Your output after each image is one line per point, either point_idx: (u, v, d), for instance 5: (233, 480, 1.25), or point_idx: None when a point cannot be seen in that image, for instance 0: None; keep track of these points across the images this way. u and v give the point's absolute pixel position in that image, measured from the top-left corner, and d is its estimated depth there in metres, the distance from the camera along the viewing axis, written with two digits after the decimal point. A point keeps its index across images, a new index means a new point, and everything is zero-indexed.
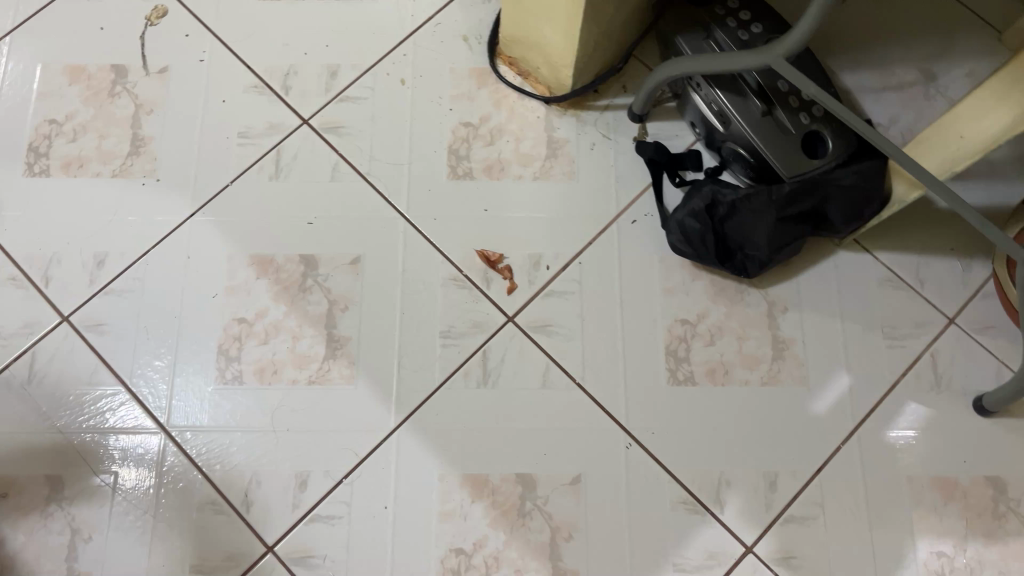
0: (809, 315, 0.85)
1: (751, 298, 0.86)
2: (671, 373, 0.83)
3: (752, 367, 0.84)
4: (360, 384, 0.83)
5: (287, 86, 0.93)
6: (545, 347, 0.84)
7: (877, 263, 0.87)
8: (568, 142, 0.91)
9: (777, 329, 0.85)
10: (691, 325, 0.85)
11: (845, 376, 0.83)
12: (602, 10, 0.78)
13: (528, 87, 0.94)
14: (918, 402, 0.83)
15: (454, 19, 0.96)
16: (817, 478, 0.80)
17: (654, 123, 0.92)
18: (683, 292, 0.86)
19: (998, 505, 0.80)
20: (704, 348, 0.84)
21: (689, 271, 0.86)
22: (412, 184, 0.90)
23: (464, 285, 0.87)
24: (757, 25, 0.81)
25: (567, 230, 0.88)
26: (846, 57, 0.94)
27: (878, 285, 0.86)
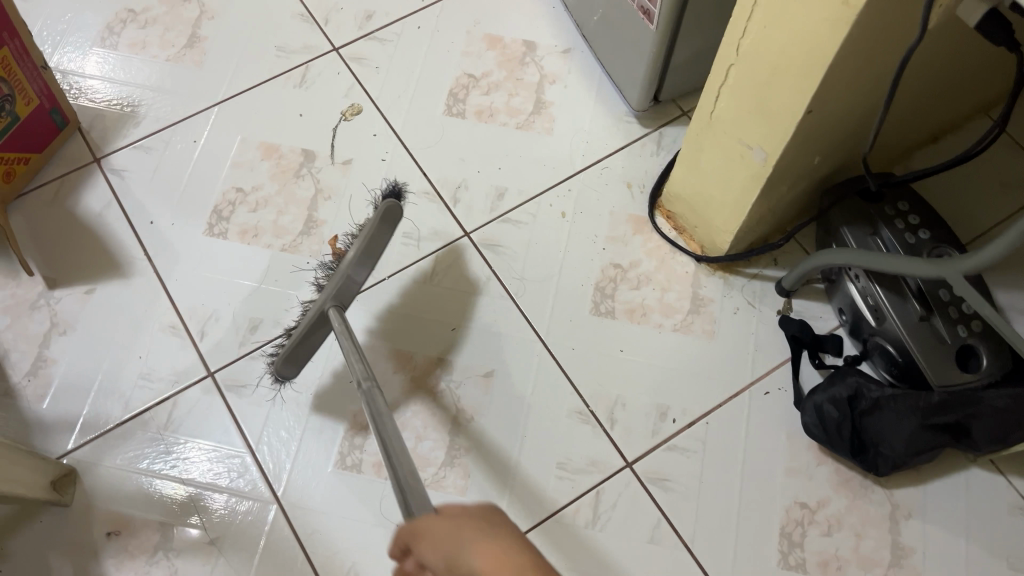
0: (933, 528, 0.83)
1: (875, 496, 0.84)
2: (783, 556, 0.82)
3: (867, 568, 0.81)
4: (472, 498, 0.84)
5: (456, 198, 0.98)
6: (659, 500, 0.84)
7: (1011, 488, 0.85)
8: (712, 302, 0.94)
9: (898, 535, 0.83)
10: (809, 510, 0.84)
11: None
12: (777, 187, 0.81)
13: (681, 242, 0.97)
14: None
15: (623, 165, 1.01)
16: None
17: (800, 301, 0.93)
18: (806, 475, 0.85)
19: None
20: (820, 538, 0.82)
21: (815, 454, 0.86)
22: (555, 312, 0.93)
23: (589, 422, 0.88)
24: (925, 231, 0.83)
25: (699, 388, 0.89)
26: (1001, 275, 0.95)
27: (1009, 511, 0.84)
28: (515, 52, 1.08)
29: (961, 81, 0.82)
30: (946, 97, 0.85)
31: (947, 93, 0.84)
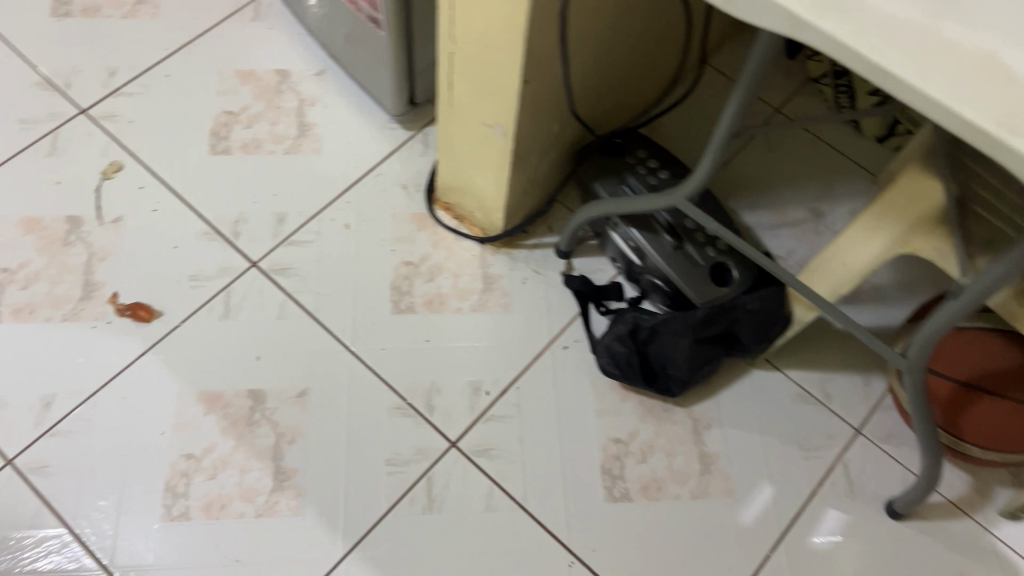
0: (730, 431, 0.92)
1: (677, 416, 0.93)
2: (608, 491, 0.88)
3: (682, 481, 0.89)
4: (309, 515, 0.85)
5: (237, 232, 0.99)
6: (487, 470, 0.88)
7: (787, 380, 0.95)
8: (502, 278, 0.99)
9: (703, 445, 0.91)
10: (623, 444, 0.90)
11: (767, 486, 0.89)
12: (527, 158, 0.88)
13: (463, 229, 1.02)
14: (835, 508, 0.89)
15: (395, 169, 1.05)
16: None
17: (580, 259, 1.01)
18: (615, 413, 0.92)
19: None
20: (637, 466, 0.89)
21: (619, 393, 0.93)
22: (356, 319, 0.95)
23: (408, 414, 0.90)
24: (665, 172, 0.92)
25: (505, 358, 0.94)
26: (745, 198, 1.06)
27: (790, 400, 0.94)
28: (269, 82, 1.10)
29: (662, 40, 0.94)
30: (654, 56, 0.96)
31: (654, 53, 0.95)
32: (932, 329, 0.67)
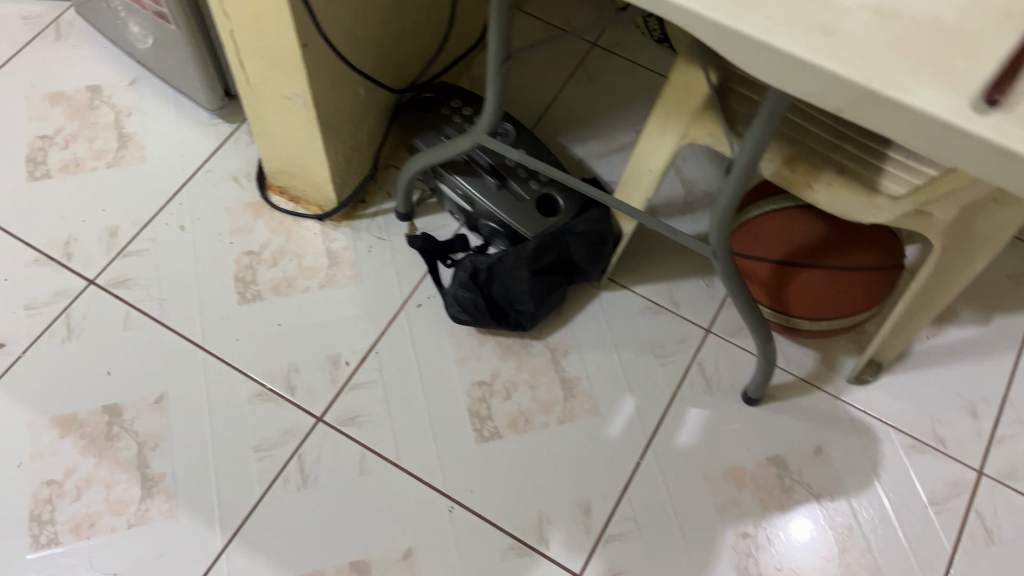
0: (588, 353, 0.95)
1: (535, 349, 0.95)
2: (478, 432, 0.90)
3: (548, 409, 0.91)
4: (183, 515, 0.84)
5: (69, 253, 0.97)
6: (356, 437, 0.89)
7: (635, 295, 0.99)
8: (346, 250, 0.99)
9: (564, 371, 0.94)
10: (487, 385, 0.92)
11: (630, 398, 0.93)
12: (339, 124, 0.90)
13: (301, 210, 1.02)
14: (696, 405, 0.92)
15: (223, 164, 1.04)
16: (626, 495, 0.87)
17: (422, 219, 1.02)
18: (475, 358, 0.94)
19: (783, 480, 0.89)
20: (503, 403, 0.92)
21: (476, 338, 0.95)
22: (205, 317, 0.95)
23: (270, 399, 0.90)
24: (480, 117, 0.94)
25: (360, 326, 0.95)
26: (573, 132, 1.09)
27: (641, 314, 0.98)
28: (81, 101, 1.07)
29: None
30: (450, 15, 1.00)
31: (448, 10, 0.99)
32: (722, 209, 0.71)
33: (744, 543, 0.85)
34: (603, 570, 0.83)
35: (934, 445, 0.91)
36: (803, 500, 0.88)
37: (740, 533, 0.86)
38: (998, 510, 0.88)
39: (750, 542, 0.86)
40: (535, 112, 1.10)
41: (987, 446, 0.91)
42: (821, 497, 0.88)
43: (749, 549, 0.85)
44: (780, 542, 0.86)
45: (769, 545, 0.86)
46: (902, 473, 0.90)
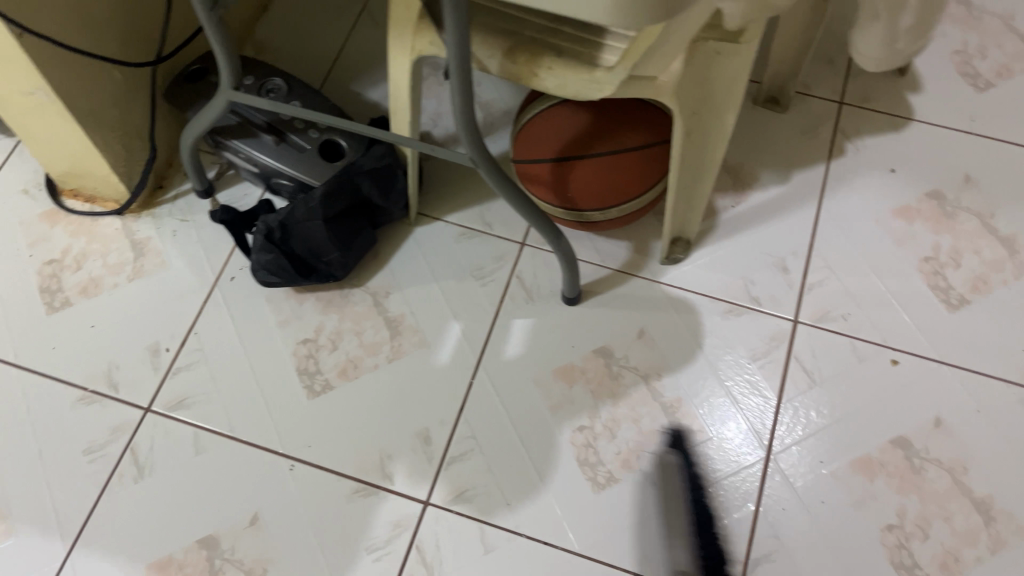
0: (409, 290, 0.95)
1: (355, 296, 0.95)
2: (309, 388, 0.90)
3: (376, 352, 0.92)
4: (20, 532, 0.83)
5: None
6: (187, 419, 0.88)
7: (448, 225, 0.99)
8: (150, 239, 0.98)
9: (387, 311, 0.94)
10: (312, 341, 0.93)
11: (455, 323, 0.94)
12: (101, 112, 0.87)
13: (98, 209, 1.00)
14: (520, 317, 0.94)
15: (10, 179, 1.01)
16: (462, 416, 0.89)
17: (224, 193, 1.01)
18: (296, 317, 0.94)
19: (612, 369, 0.91)
20: (331, 355, 0.92)
21: (295, 298, 0.95)
22: (15, 333, 0.92)
23: (93, 400, 0.89)
24: (249, 77, 0.93)
25: (175, 311, 0.94)
26: (366, 75, 1.07)
27: (456, 241, 0.98)
28: None
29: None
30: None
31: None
32: (463, 116, 0.71)
33: (581, 436, 0.88)
34: (450, 492, 0.85)
35: (750, 305, 0.94)
36: (633, 384, 0.90)
37: (576, 428, 0.88)
38: (816, 352, 0.91)
39: (587, 434, 0.88)
40: (322, 69, 1.07)
41: (799, 295, 0.94)
42: (649, 377, 0.91)
43: (587, 441, 0.87)
44: (616, 428, 0.88)
45: (606, 432, 0.88)
46: (723, 338, 0.93)
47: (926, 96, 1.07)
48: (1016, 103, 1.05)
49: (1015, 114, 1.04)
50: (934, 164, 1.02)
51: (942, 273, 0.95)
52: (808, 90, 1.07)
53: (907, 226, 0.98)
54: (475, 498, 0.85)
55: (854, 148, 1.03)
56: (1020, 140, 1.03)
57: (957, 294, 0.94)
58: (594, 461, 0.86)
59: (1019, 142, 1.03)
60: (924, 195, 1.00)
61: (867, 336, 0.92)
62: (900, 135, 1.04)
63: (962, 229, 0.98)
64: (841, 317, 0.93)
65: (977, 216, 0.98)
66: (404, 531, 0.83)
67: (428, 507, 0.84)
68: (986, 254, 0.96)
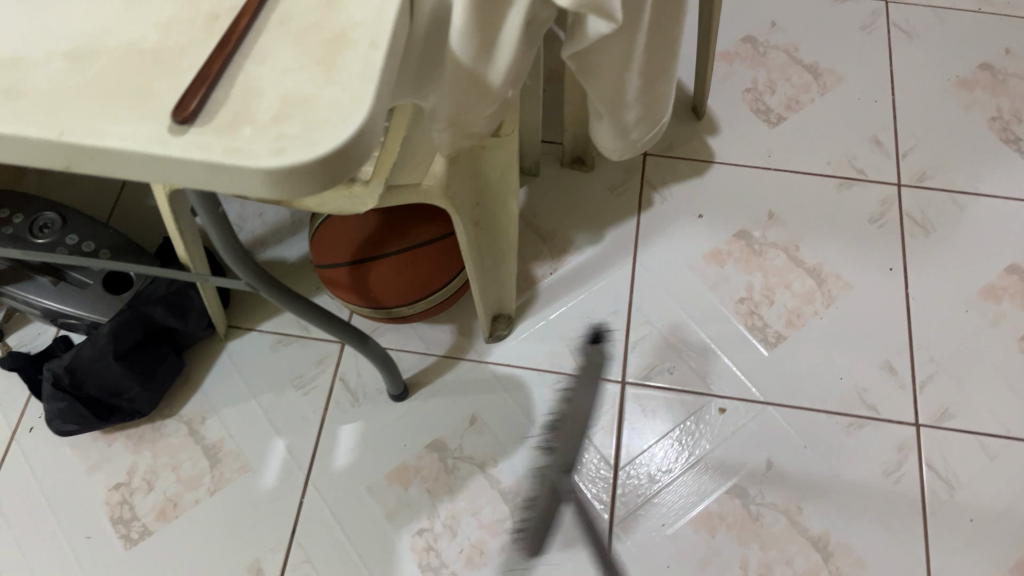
0: (226, 412, 0.91)
1: (169, 428, 0.90)
2: (126, 537, 0.84)
3: (196, 486, 0.87)
4: None
5: None
6: None
7: (262, 333, 0.95)
8: None
9: (204, 439, 0.89)
10: (125, 484, 0.86)
11: (279, 440, 0.89)
12: None
13: None
14: (347, 422, 0.90)
15: None
16: (295, 540, 0.84)
17: (15, 334, 0.94)
18: (105, 461, 0.88)
19: (446, 462, 0.89)
20: (146, 497, 0.86)
21: (102, 440, 0.89)
22: None
23: None
24: (18, 215, 0.86)
25: None
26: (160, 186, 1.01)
27: (272, 350, 0.94)
28: None
29: None
30: None
31: None
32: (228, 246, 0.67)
33: (421, 539, 0.85)
34: None
35: (577, 373, 0.94)
36: (469, 475, 0.88)
37: (416, 532, 0.85)
38: (646, 411, 0.92)
39: (427, 535, 0.85)
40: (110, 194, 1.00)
41: (624, 354, 0.95)
42: (485, 464, 0.89)
43: (428, 544, 0.85)
44: (457, 524, 0.86)
45: (447, 531, 0.85)
46: (555, 411, 0.92)
47: (723, 138, 1.09)
48: (806, 134, 1.09)
49: (807, 146, 1.08)
50: (738, 204, 1.04)
51: (757, 312, 0.97)
52: None
53: (720, 270, 1.00)
54: None
55: (662, 198, 1.05)
56: (814, 169, 1.07)
57: (774, 332, 0.96)
58: (437, 564, 0.84)
59: (813, 172, 1.06)
60: (732, 236, 1.02)
61: (694, 387, 0.93)
62: (704, 179, 1.06)
63: (771, 265, 1.00)
64: (667, 371, 0.94)
65: (784, 250, 1.01)
66: None
67: None
68: (796, 287, 0.99)
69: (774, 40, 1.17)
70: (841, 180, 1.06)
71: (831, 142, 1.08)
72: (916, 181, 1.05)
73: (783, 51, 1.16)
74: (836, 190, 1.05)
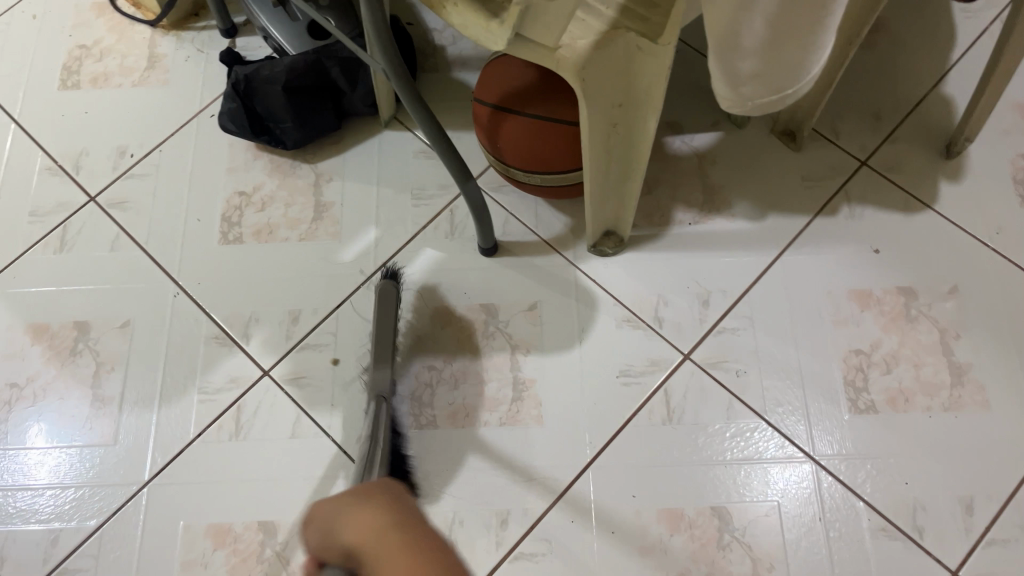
0: (350, 184, 0.99)
1: (302, 171, 1.00)
2: (224, 234, 0.97)
3: (293, 227, 0.97)
4: None
5: None
6: (118, 220, 0.98)
7: (415, 137, 1.01)
8: (166, 56, 1.07)
9: (321, 196, 0.99)
10: (247, 195, 0.99)
11: (372, 230, 0.97)
12: None
13: (140, 15, 1.10)
14: (432, 247, 0.95)
15: None
16: (335, 313, 0.93)
17: (243, 38, 1.07)
18: (245, 170, 1.00)
19: (488, 327, 0.91)
20: (255, 214, 0.98)
21: (252, 153, 1.01)
22: (28, 94, 1.06)
23: (57, 174, 1.01)
24: None
25: (153, 124, 1.03)
26: None
27: (413, 155, 1.00)
28: None
29: None
30: None
31: None
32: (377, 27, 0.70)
33: (426, 375, 0.89)
34: (288, 372, 0.90)
35: (650, 324, 0.91)
36: (499, 348, 0.90)
37: (426, 365, 0.90)
38: (688, 394, 0.87)
39: (433, 374, 0.89)
40: None
41: (704, 332, 0.90)
42: (516, 349, 0.90)
43: (429, 381, 0.89)
44: (462, 380, 0.89)
45: (450, 381, 0.89)
46: (606, 344, 0.90)
47: (961, 189, 0.94)
48: None
49: None
50: (926, 262, 0.91)
51: (864, 372, 0.87)
52: (836, 137, 0.98)
53: (856, 311, 0.89)
54: (307, 386, 0.90)
55: (848, 213, 0.94)
56: None
57: (868, 400, 0.85)
58: (425, 401, 0.88)
59: None
60: (894, 288, 0.90)
61: (749, 400, 0.86)
62: (908, 218, 0.93)
63: (916, 338, 0.88)
64: (734, 370, 0.88)
65: (940, 331, 0.88)
66: (234, 388, 0.90)
67: (265, 378, 0.90)
68: (924, 373, 0.86)
69: None
70: None
71: None
72: None
73: None
74: None
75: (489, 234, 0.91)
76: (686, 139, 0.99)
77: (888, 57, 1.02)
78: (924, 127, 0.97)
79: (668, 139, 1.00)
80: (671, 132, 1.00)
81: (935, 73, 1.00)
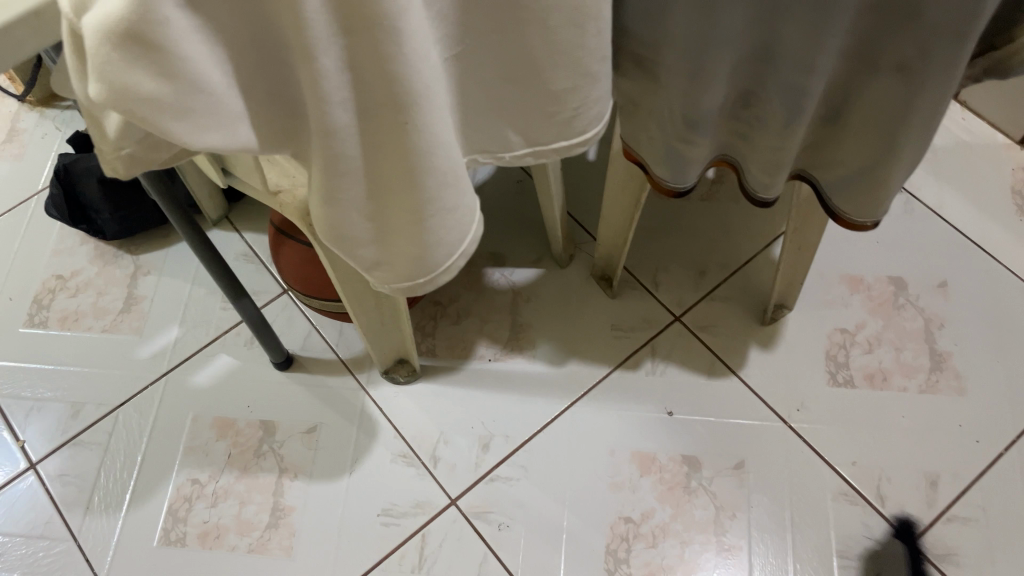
0: (165, 279, 0.99)
1: (122, 261, 1.00)
2: (30, 316, 0.97)
3: (100, 317, 0.97)
4: None
5: None
6: None
7: (240, 239, 1.01)
8: (25, 131, 1.10)
9: (134, 288, 0.99)
10: (64, 279, 0.99)
11: (175, 329, 0.96)
12: None
13: (11, 88, 1.13)
14: (229, 354, 0.94)
15: None
16: (115, 411, 0.91)
17: None
18: (68, 254, 1.01)
19: (261, 446, 0.89)
20: (66, 299, 0.98)
21: (80, 238, 1.02)
22: None
23: None
24: None
25: None
26: None
27: (234, 257, 1.00)
28: None
29: None
30: None
31: None
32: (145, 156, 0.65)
33: (187, 488, 0.87)
34: (55, 467, 0.89)
35: (424, 462, 0.87)
36: (268, 469, 0.88)
37: (190, 478, 0.88)
38: (445, 543, 0.83)
39: (195, 489, 0.87)
40: None
41: (476, 479, 0.86)
42: (284, 472, 0.87)
43: (188, 495, 0.87)
44: (222, 498, 0.86)
45: (209, 498, 0.87)
46: (376, 478, 0.87)
47: (770, 358, 0.91)
48: (860, 416, 0.87)
49: (848, 429, 0.86)
50: (716, 432, 0.87)
51: (628, 543, 0.82)
52: (654, 288, 0.96)
53: (635, 476, 0.86)
54: (68, 484, 0.88)
55: (650, 369, 0.91)
56: (830, 456, 0.85)
57: (625, 573, 0.81)
58: (179, 516, 0.86)
59: (826, 459, 0.85)
60: (679, 456, 0.86)
61: (505, 557, 0.82)
62: (710, 381, 0.90)
63: (691, 514, 0.84)
64: (496, 523, 0.84)
65: (716, 507, 0.84)
66: None
67: (31, 470, 0.89)
68: (690, 551, 0.82)
69: (926, 301, 0.93)
70: (849, 490, 0.84)
71: (878, 444, 0.86)
72: (934, 555, 0.80)
73: (923, 317, 0.92)
74: (832, 494, 0.83)
75: (278, 349, 0.90)
76: (506, 273, 0.98)
77: (724, 212, 1.00)
78: (744, 288, 0.95)
79: (489, 270, 0.98)
80: (493, 264, 0.98)
81: (766, 234, 0.98)
